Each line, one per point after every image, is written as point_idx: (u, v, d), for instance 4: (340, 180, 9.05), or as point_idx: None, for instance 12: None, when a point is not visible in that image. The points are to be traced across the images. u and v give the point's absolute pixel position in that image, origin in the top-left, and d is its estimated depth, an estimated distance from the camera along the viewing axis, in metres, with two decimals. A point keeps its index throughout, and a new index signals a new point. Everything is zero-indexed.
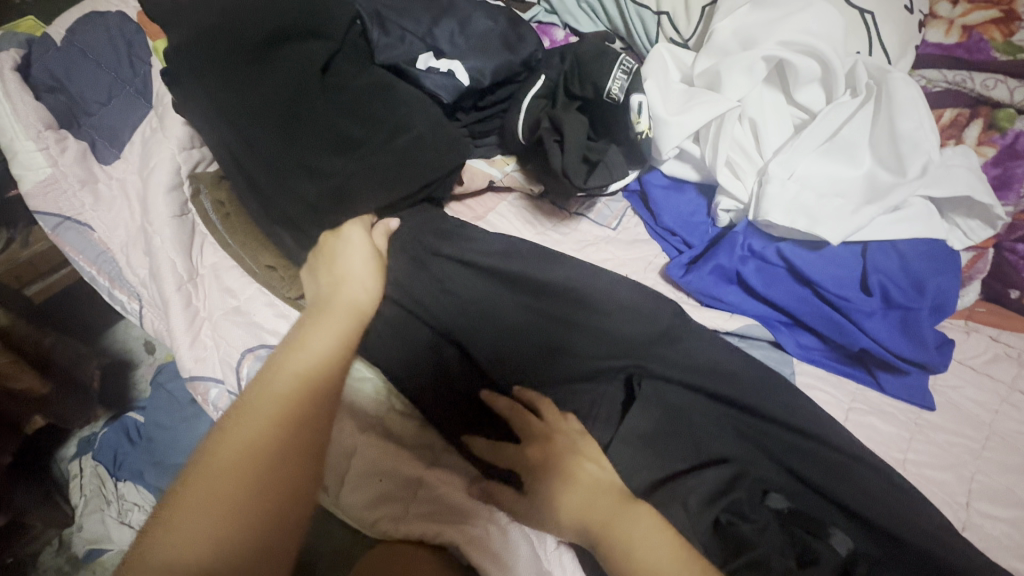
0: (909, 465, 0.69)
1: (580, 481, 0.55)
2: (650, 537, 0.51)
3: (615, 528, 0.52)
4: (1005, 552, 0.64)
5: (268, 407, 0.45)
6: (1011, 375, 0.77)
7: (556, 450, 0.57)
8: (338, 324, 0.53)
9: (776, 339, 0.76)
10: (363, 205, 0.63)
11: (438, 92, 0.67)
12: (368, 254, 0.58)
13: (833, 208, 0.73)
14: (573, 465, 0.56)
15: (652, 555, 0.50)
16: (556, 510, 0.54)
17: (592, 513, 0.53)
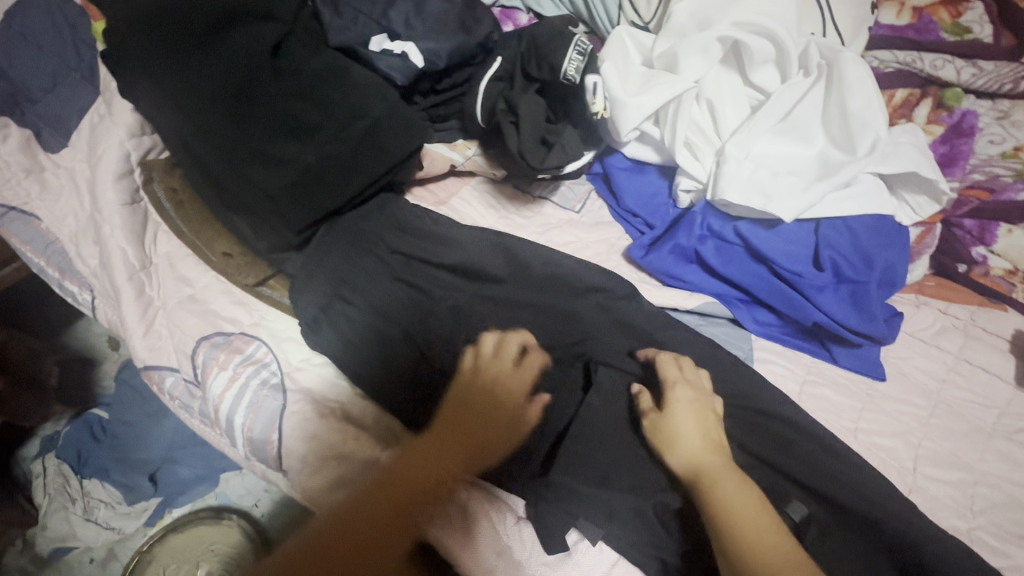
0: (860, 434, 0.71)
1: (703, 427, 0.58)
2: (747, 497, 0.53)
3: (720, 478, 0.54)
4: (948, 512, 0.67)
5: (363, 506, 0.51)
6: (958, 346, 0.80)
7: (694, 408, 0.59)
8: (447, 448, 0.55)
9: (734, 316, 0.78)
10: (321, 194, 0.62)
11: (393, 74, 0.67)
12: (513, 384, 0.59)
13: (786, 186, 0.75)
14: (702, 409, 0.59)
15: (742, 507, 0.52)
16: (676, 447, 0.57)
17: (708, 452, 0.56)
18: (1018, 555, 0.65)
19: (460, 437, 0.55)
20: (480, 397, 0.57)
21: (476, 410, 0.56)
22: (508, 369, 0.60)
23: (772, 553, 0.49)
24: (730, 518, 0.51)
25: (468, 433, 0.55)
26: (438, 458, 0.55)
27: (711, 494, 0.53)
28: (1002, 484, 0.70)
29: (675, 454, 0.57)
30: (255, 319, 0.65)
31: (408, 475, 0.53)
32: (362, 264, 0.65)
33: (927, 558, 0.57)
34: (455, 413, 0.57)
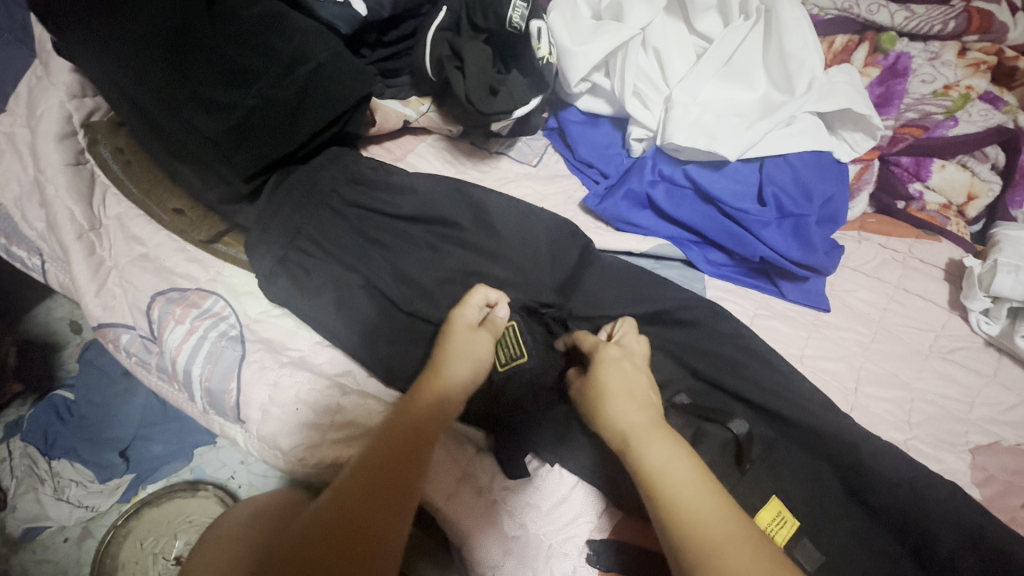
0: (806, 359, 0.75)
1: (629, 391, 0.55)
2: (679, 464, 0.48)
3: (647, 441, 0.51)
4: (886, 425, 0.72)
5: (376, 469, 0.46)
6: (897, 276, 0.84)
7: (619, 367, 0.57)
8: (427, 400, 0.52)
9: (687, 258, 0.80)
10: (266, 139, 0.62)
11: (336, 23, 0.68)
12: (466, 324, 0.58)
13: (729, 127, 0.78)
14: (613, 375, 0.56)
15: (670, 475, 0.48)
16: (603, 411, 0.55)
17: (633, 417, 0.53)
18: (948, 460, 0.70)
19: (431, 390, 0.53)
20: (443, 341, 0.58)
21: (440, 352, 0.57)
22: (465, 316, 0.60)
23: (710, 522, 0.44)
24: (659, 488, 0.47)
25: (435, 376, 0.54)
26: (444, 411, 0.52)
27: (638, 462, 0.50)
28: (936, 399, 0.75)
29: (605, 421, 0.54)
30: (212, 276, 0.65)
31: (396, 439, 0.48)
32: (317, 219, 0.66)
33: (862, 460, 0.61)
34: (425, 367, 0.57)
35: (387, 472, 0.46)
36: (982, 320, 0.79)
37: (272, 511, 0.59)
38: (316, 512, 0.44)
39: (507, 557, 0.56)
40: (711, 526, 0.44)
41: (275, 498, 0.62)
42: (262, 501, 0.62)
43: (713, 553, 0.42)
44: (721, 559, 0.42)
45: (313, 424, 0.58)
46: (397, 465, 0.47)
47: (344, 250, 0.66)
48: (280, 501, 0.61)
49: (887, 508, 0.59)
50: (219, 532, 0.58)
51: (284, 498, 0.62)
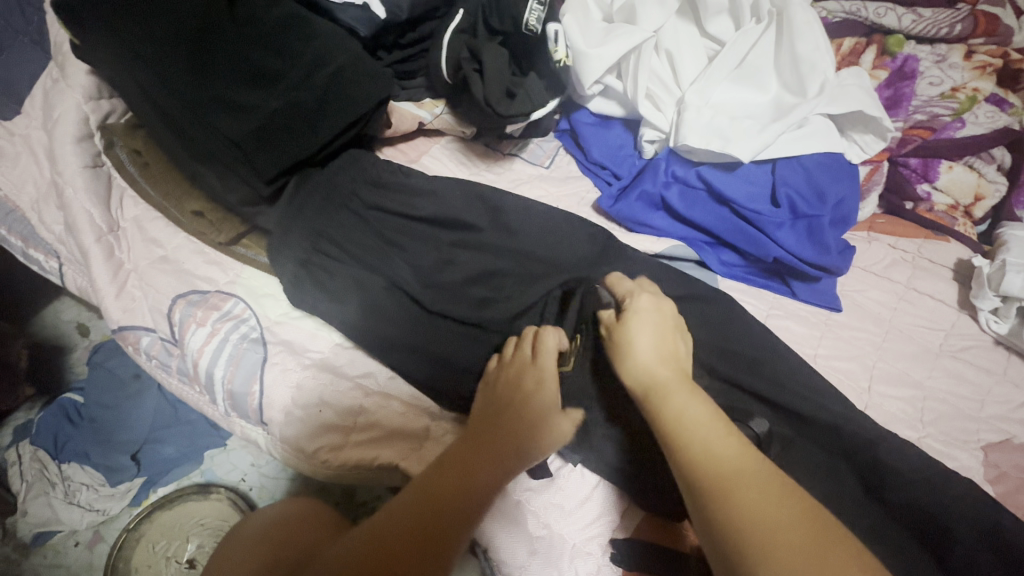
0: (819, 359, 0.76)
1: (651, 344, 0.55)
2: (700, 412, 0.48)
3: (666, 391, 0.51)
4: (900, 424, 0.73)
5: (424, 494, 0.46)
6: (906, 276, 0.85)
7: (646, 322, 0.57)
8: (482, 443, 0.51)
9: (701, 259, 0.81)
10: (286, 142, 0.62)
11: (356, 26, 0.68)
12: (540, 379, 0.56)
13: (743, 128, 0.78)
14: (636, 330, 0.56)
15: (689, 421, 0.48)
16: (625, 363, 0.55)
17: (659, 369, 0.53)
18: (960, 457, 0.71)
19: (489, 438, 0.52)
20: (513, 394, 0.55)
21: (509, 404, 0.54)
22: (530, 367, 0.57)
23: (725, 462, 0.44)
24: (677, 431, 0.47)
25: (500, 428, 0.52)
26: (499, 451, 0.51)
27: (658, 411, 0.50)
28: (947, 397, 0.76)
29: (627, 374, 0.54)
30: (231, 278, 0.65)
31: (448, 475, 0.48)
32: (338, 222, 0.66)
33: (879, 458, 0.62)
34: (484, 414, 0.55)
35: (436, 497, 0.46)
36: (991, 319, 0.80)
37: (289, 523, 0.58)
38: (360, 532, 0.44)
39: (532, 558, 0.56)
40: (727, 467, 0.44)
41: (293, 506, 0.62)
42: (277, 507, 0.62)
43: (727, 491, 0.42)
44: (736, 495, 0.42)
45: (338, 425, 0.59)
46: (446, 494, 0.47)
47: (364, 251, 0.66)
48: (299, 509, 0.61)
49: (907, 506, 0.60)
50: (238, 539, 0.58)
51: (303, 507, 0.61)
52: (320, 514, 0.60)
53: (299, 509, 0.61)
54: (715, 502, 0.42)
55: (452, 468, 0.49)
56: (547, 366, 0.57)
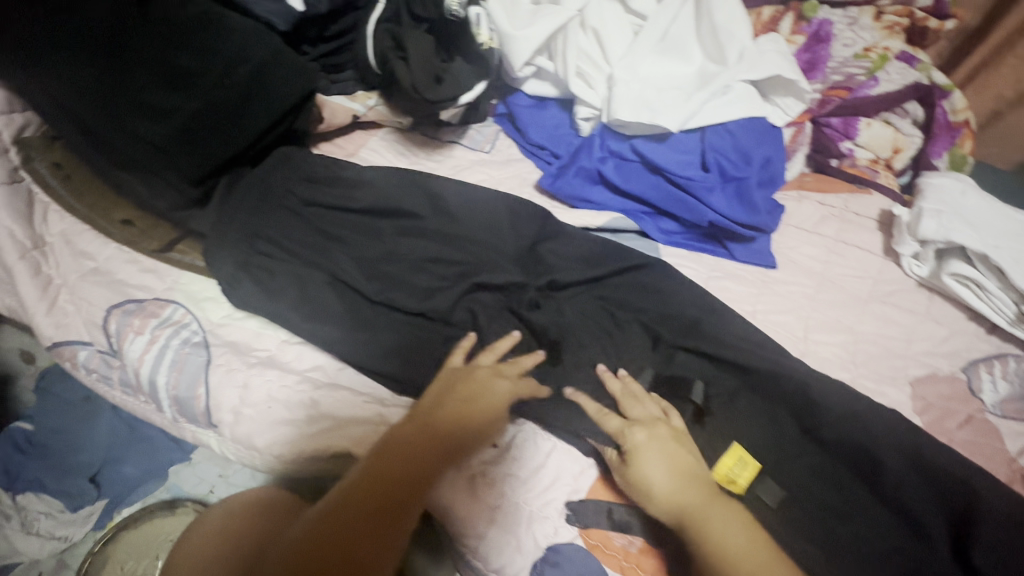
0: (758, 314, 0.80)
1: (671, 465, 0.57)
2: (746, 537, 0.52)
3: (704, 515, 0.53)
4: (835, 367, 0.77)
5: (366, 485, 0.50)
6: (835, 230, 0.90)
7: (657, 437, 0.59)
8: (430, 431, 0.54)
9: (642, 229, 0.84)
10: (211, 142, 0.62)
11: (273, 19, 0.67)
12: (500, 393, 0.59)
13: (671, 99, 0.81)
14: (660, 450, 0.58)
15: (736, 549, 0.51)
16: (651, 490, 0.56)
17: (686, 493, 0.55)
18: (891, 393, 0.76)
19: (438, 432, 0.54)
20: (474, 408, 0.57)
21: (465, 419, 0.56)
22: (499, 379, 0.60)
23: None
24: (728, 559, 0.50)
25: (452, 438, 0.55)
26: (445, 444, 0.54)
27: (704, 537, 0.52)
28: (877, 339, 0.81)
29: (653, 500, 0.55)
30: (169, 284, 0.64)
31: (392, 466, 0.51)
32: (274, 221, 0.66)
33: (814, 400, 0.66)
34: (429, 418, 0.55)
35: (378, 491, 0.49)
36: (913, 263, 0.86)
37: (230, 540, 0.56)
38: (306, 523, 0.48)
39: (491, 526, 0.57)
40: None
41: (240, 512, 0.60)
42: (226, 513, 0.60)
43: None
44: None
45: (288, 420, 0.59)
46: (391, 485, 0.50)
47: (304, 247, 0.66)
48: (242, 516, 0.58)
49: (840, 442, 0.64)
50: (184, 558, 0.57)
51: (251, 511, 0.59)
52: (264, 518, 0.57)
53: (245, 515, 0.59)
54: None
55: (399, 456, 0.52)
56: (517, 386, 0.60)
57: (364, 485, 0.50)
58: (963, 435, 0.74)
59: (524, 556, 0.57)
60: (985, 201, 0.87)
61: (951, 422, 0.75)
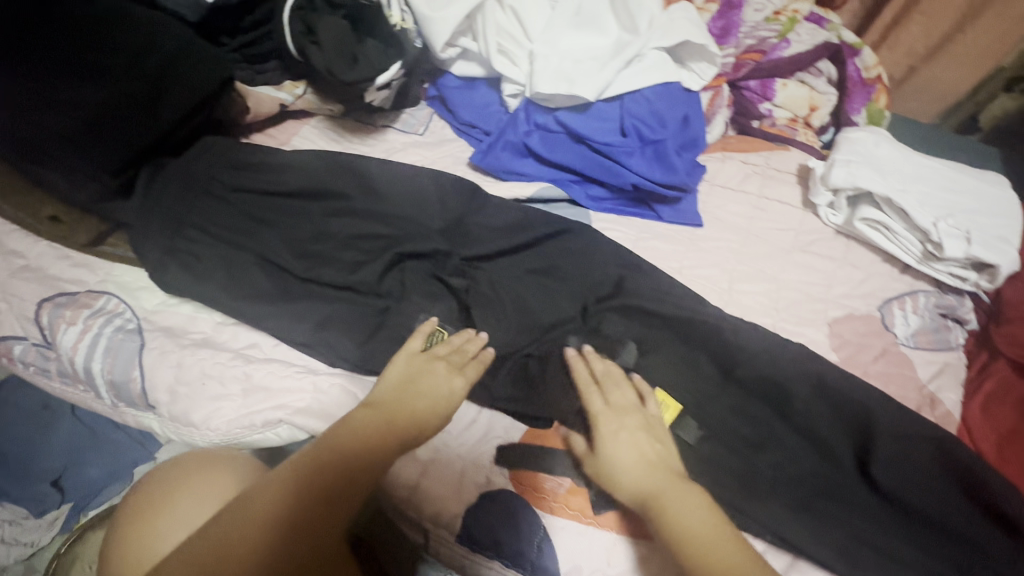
0: (685, 270, 0.84)
1: (641, 454, 0.57)
2: (706, 522, 0.52)
3: (666, 500, 0.54)
4: (758, 313, 0.81)
5: (336, 460, 0.51)
6: (757, 187, 0.94)
7: (626, 425, 0.60)
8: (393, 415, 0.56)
9: (571, 197, 0.87)
10: (124, 131, 0.64)
11: (181, 12, 0.72)
12: (452, 388, 0.60)
13: (587, 69, 0.84)
14: (630, 440, 0.58)
15: (698, 534, 0.51)
16: (614, 479, 0.57)
17: (651, 480, 0.55)
18: (810, 333, 0.81)
19: (399, 415, 0.56)
20: (421, 395, 0.59)
21: (418, 407, 0.58)
22: (453, 375, 0.61)
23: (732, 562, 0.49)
24: (688, 547, 0.50)
25: (409, 421, 0.56)
26: (405, 428, 0.56)
27: (665, 525, 0.52)
28: (798, 286, 0.85)
29: (618, 488, 0.57)
30: (101, 277, 0.67)
31: (362, 445, 0.53)
32: (199, 207, 0.68)
33: (727, 341, 0.70)
34: (396, 409, 0.56)
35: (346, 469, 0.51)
36: (829, 213, 0.90)
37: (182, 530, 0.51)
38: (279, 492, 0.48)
39: (424, 478, 0.61)
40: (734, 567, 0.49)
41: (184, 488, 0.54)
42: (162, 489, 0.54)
43: None
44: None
45: (223, 394, 0.61)
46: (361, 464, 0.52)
47: (232, 231, 0.68)
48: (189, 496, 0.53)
49: (753, 378, 0.68)
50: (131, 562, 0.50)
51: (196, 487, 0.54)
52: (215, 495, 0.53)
53: (191, 492, 0.53)
54: None
55: (365, 437, 0.53)
56: (472, 373, 0.63)
57: (330, 462, 0.50)
58: (879, 367, 0.78)
59: (456, 502, 0.60)
60: (897, 151, 0.92)
61: (866, 355, 0.79)
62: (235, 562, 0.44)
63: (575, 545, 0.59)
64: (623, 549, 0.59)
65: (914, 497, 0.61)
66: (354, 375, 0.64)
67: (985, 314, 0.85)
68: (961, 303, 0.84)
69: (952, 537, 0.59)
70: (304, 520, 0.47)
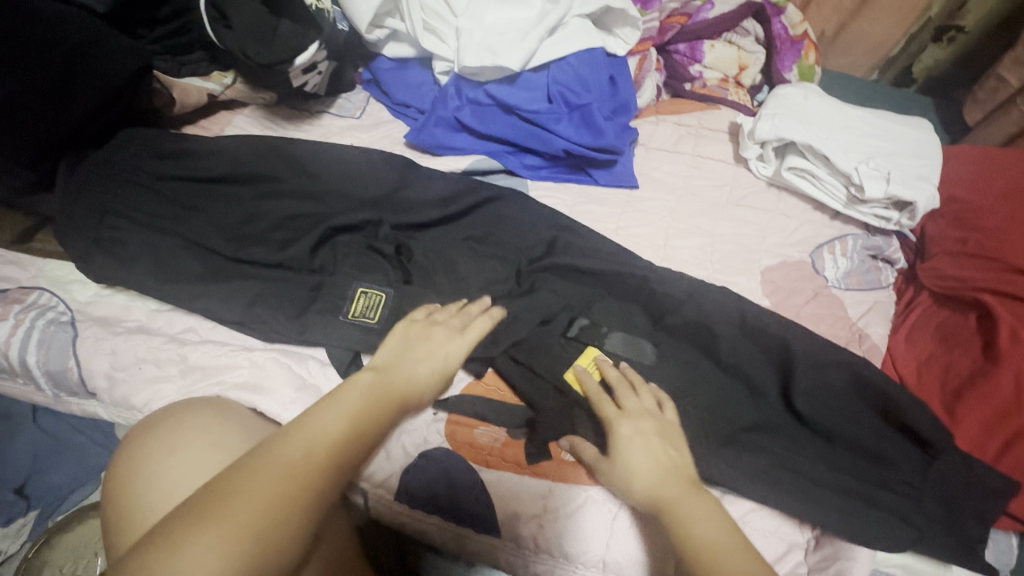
0: (621, 230, 0.85)
1: (656, 458, 0.55)
2: (721, 531, 0.50)
3: (682, 510, 0.52)
4: (693, 267, 0.83)
5: (350, 429, 0.50)
6: (691, 146, 0.97)
7: (643, 428, 0.57)
8: (399, 384, 0.56)
9: (507, 167, 0.89)
10: (36, 124, 0.66)
11: (90, 4, 0.70)
12: (451, 352, 0.61)
13: (509, 40, 0.84)
14: (646, 445, 0.56)
15: (713, 546, 0.49)
16: (625, 484, 0.55)
17: (665, 487, 0.53)
18: (743, 282, 0.82)
19: (404, 384, 0.57)
20: (422, 359, 0.60)
21: (416, 375, 0.58)
22: (452, 340, 0.62)
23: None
24: (702, 557, 0.48)
25: (412, 387, 0.57)
26: (411, 392, 0.57)
27: (678, 532, 0.51)
28: (733, 238, 0.87)
29: (629, 492, 0.55)
30: (33, 273, 0.69)
31: (372, 411, 0.52)
32: (123, 196, 0.69)
33: (655, 292, 0.72)
34: (402, 379, 0.57)
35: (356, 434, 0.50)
36: (759, 165, 0.93)
37: (176, 472, 0.49)
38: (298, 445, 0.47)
39: None
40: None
41: (187, 426, 0.53)
42: (149, 440, 0.52)
43: None
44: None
45: (161, 376, 0.63)
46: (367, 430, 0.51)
47: (159, 218, 0.69)
48: (174, 445, 0.51)
49: (685, 326, 0.70)
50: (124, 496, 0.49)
51: (193, 432, 0.52)
52: (198, 444, 0.51)
53: (181, 442, 0.51)
54: None
55: (374, 404, 0.53)
56: (473, 335, 0.64)
57: (342, 430, 0.49)
58: (811, 308, 0.79)
59: (393, 462, 0.63)
60: (825, 103, 0.94)
61: (799, 298, 0.80)
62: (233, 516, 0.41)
63: (510, 493, 0.61)
64: (559, 491, 0.61)
65: (835, 423, 0.63)
66: (288, 349, 0.66)
67: (912, 251, 0.88)
68: (888, 244, 0.86)
69: (870, 457, 0.62)
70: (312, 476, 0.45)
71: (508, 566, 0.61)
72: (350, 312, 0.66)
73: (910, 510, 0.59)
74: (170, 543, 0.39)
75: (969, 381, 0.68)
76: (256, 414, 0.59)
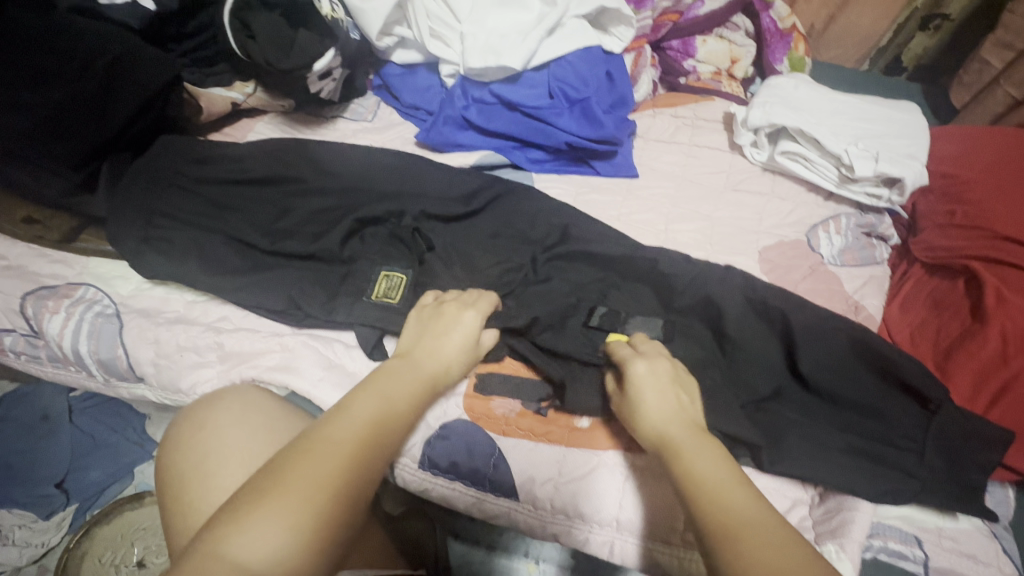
0: (623, 217, 0.89)
1: (668, 395, 0.56)
2: (718, 466, 0.48)
3: (684, 446, 0.51)
4: (694, 249, 0.86)
5: (385, 411, 0.51)
6: (688, 136, 1.01)
7: (658, 368, 0.58)
8: (427, 369, 0.58)
9: (512, 161, 0.94)
10: (80, 128, 0.71)
11: (127, 20, 0.78)
12: (467, 323, 0.63)
13: (511, 42, 0.88)
14: (664, 390, 0.56)
15: (709, 474, 0.47)
16: (638, 418, 0.56)
17: (671, 425, 0.53)
18: (742, 261, 0.85)
19: (431, 367, 0.58)
20: (438, 333, 0.61)
21: (437, 352, 0.60)
22: (466, 314, 0.64)
23: (741, 511, 0.44)
24: (697, 484, 0.47)
25: (437, 365, 0.59)
26: (438, 372, 0.59)
27: (679, 462, 0.50)
28: (731, 221, 0.90)
29: (640, 428, 0.55)
30: (79, 270, 0.75)
31: (405, 395, 0.54)
32: (166, 198, 0.75)
33: (660, 270, 0.76)
34: (425, 360, 0.59)
35: (393, 417, 0.52)
36: (753, 151, 0.97)
37: (227, 474, 0.53)
38: (342, 428, 0.48)
39: None
40: (746, 511, 0.44)
41: (228, 422, 0.58)
42: (198, 425, 0.58)
43: (741, 540, 0.42)
44: (746, 546, 0.41)
45: (202, 361, 0.68)
46: (401, 411, 0.53)
47: (197, 217, 0.75)
48: (222, 435, 0.56)
49: (688, 301, 0.74)
50: (179, 498, 0.53)
51: (238, 426, 0.57)
52: (243, 435, 0.56)
53: (229, 434, 0.56)
54: (722, 550, 0.42)
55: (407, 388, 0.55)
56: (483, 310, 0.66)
57: (381, 413, 0.51)
58: (808, 284, 0.83)
59: (415, 434, 0.67)
60: (814, 91, 0.98)
61: (796, 274, 0.84)
62: (289, 495, 0.42)
63: (527, 459, 0.65)
64: (573, 455, 0.65)
65: (835, 386, 0.67)
66: (319, 335, 0.70)
67: (905, 229, 0.92)
68: (881, 221, 0.90)
69: (867, 415, 0.65)
70: (356, 454, 0.47)
71: (527, 528, 0.65)
72: (374, 293, 0.71)
73: (911, 464, 0.62)
74: (235, 521, 0.40)
75: (959, 341, 0.72)
76: (288, 401, 0.64)
